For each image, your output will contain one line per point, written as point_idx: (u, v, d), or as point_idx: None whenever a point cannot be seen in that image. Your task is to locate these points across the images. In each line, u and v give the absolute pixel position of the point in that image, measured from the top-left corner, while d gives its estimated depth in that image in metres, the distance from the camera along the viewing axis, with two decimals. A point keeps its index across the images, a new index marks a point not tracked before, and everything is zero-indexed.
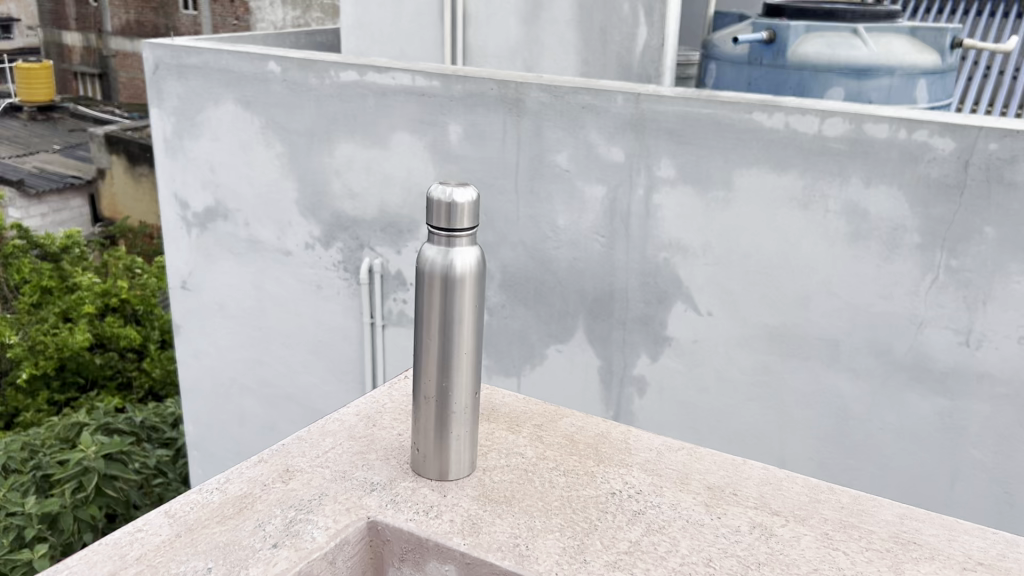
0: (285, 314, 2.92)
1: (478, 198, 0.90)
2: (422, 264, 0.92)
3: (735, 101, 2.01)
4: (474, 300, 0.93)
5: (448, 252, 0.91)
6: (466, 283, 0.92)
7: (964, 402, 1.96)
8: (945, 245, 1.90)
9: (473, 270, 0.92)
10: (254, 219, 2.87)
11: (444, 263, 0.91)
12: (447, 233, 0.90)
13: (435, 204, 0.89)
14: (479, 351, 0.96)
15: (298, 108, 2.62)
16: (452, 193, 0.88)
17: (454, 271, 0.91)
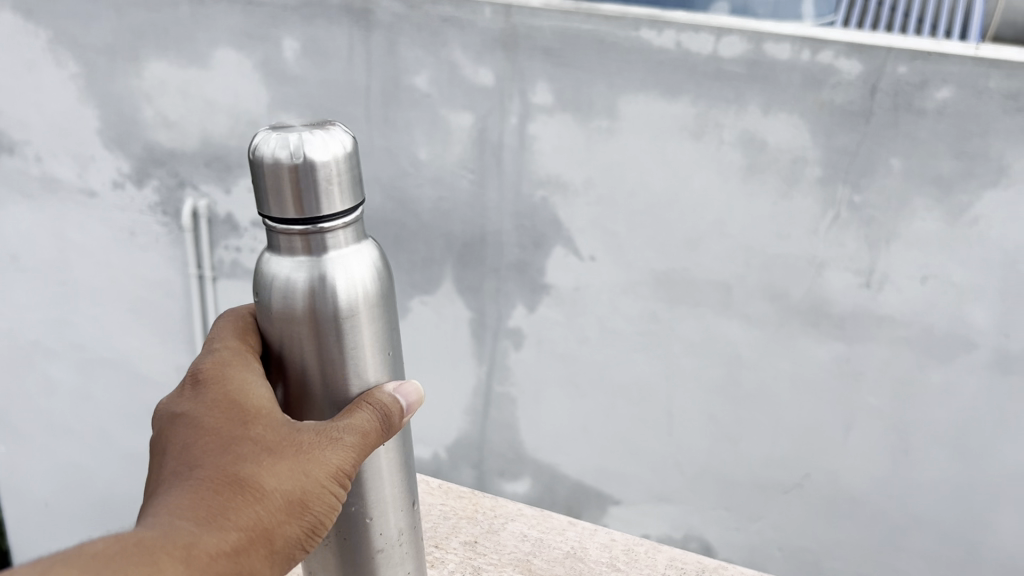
0: (93, 265, 2.48)
1: (346, 154, 0.58)
2: (281, 291, 0.61)
3: (619, 15, 1.75)
4: (375, 345, 0.64)
5: (323, 257, 0.60)
6: (363, 303, 0.62)
7: (862, 345, 1.87)
8: (849, 179, 1.75)
9: (368, 291, 0.62)
10: (47, 154, 2.38)
11: (317, 282, 0.60)
12: (314, 228, 0.58)
13: (279, 183, 0.56)
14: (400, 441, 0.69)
15: (93, 18, 2.16)
16: (309, 153, 0.56)
17: (346, 291, 0.61)
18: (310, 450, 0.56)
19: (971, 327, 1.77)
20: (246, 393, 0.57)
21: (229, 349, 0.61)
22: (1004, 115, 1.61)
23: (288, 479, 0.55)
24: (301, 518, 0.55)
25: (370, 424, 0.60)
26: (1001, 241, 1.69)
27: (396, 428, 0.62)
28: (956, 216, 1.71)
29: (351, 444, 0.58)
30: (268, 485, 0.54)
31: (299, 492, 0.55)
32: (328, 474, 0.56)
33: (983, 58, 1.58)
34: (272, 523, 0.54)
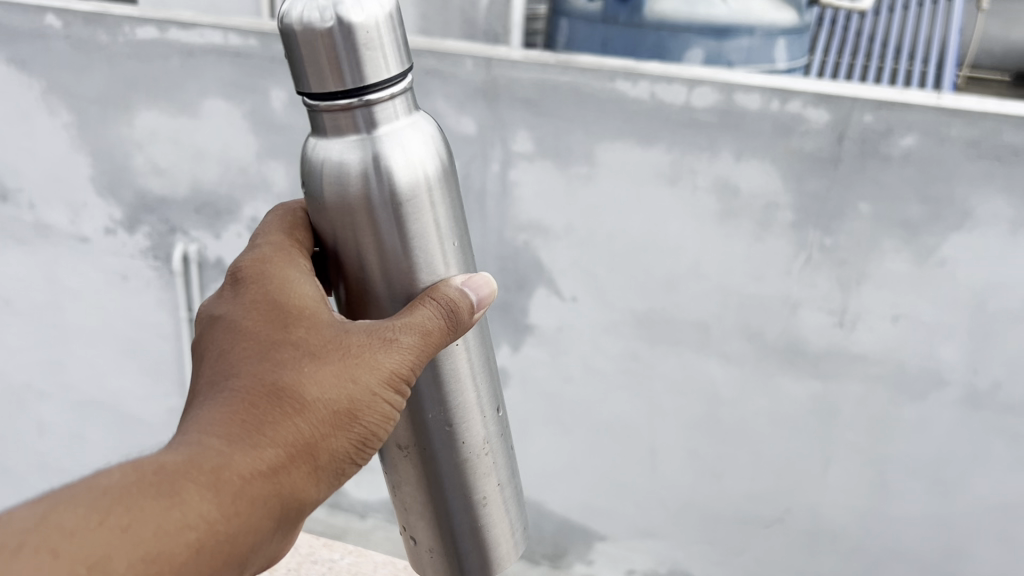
0: (85, 309, 2.51)
1: (380, 13, 0.69)
2: (342, 177, 0.74)
3: (595, 66, 1.81)
4: (439, 218, 0.78)
5: (376, 138, 0.73)
6: (422, 183, 0.76)
7: (837, 383, 1.91)
8: (819, 222, 1.80)
9: (430, 165, 0.76)
10: (40, 201, 2.42)
11: (373, 163, 0.73)
12: (363, 100, 0.71)
13: (323, 50, 0.68)
14: (490, 363, 0.91)
15: (86, 70, 2.21)
16: (344, 14, 0.68)
17: (403, 170, 0.74)
18: (358, 358, 0.73)
19: (942, 365, 1.82)
20: (305, 305, 0.74)
21: (290, 263, 0.77)
22: (967, 161, 1.66)
23: (329, 390, 0.71)
24: (347, 418, 0.72)
25: (426, 324, 0.75)
26: (969, 281, 1.74)
27: (463, 318, 0.77)
28: (924, 258, 1.76)
29: (398, 346, 0.74)
30: (313, 396, 0.70)
31: (345, 395, 0.72)
32: (373, 378, 0.73)
33: (945, 106, 1.64)
34: (315, 430, 0.71)
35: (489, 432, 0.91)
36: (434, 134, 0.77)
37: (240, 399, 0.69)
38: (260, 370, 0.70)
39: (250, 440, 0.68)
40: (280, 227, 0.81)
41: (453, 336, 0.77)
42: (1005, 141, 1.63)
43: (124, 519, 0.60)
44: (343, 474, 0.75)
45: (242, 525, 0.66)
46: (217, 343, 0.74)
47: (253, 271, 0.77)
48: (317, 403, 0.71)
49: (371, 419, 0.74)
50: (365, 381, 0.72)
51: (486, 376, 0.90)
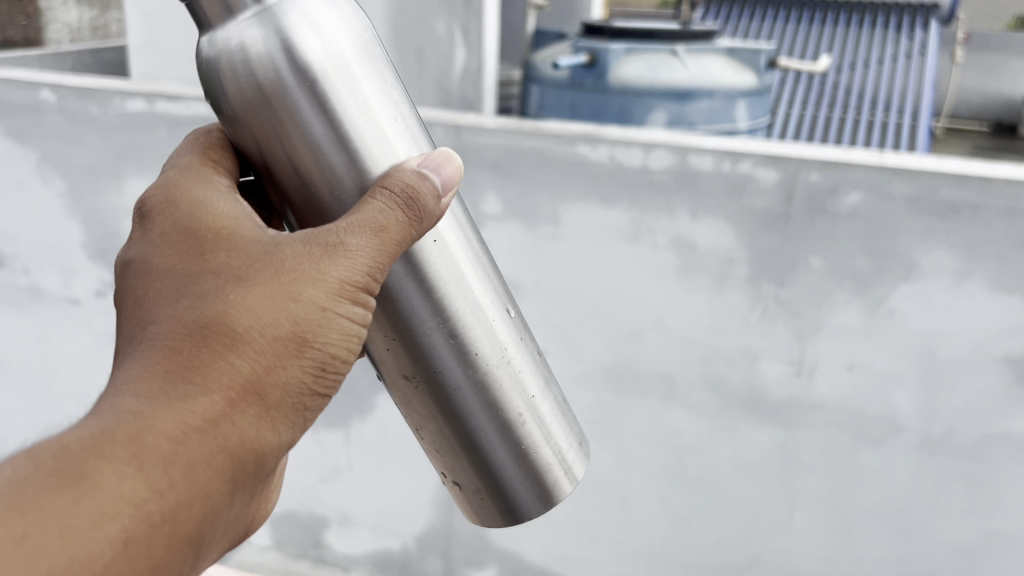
0: (76, 370, 2.58)
1: None
2: (251, 70, 0.79)
3: (557, 132, 1.92)
4: (368, 94, 0.82)
5: (274, 15, 0.78)
6: (337, 58, 0.80)
7: (799, 430, 1.97)
8: (773, 276, 1.88)
9: (343, 36, 0.81)
10: (34, 266, 2.51)
11: (284, 37, 0.78)
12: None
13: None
14: (484, 267, 0.94)
15: (80, 141, 2.33)
16: None
17: (310, 45, 0.79)
18: (293, 274, 0.75)
19: (897, 411, 1.88)
20: (231, 228, 0.76)
21: (215, 192, 0.80)
22: (909, 217, 1.76)
23: (263, 317, 0.74)
24: (296, 343, 0.75)
25: (382, 217, 0.78)
26: (918, 330, 1.82)
27: (417, 197, 0.80)
28: (874, 308, 1.83)
29: (347, 248, 0.77)
30: (246, 325, 0.73)
31: (286, 317, 0.75)
32: (316, 295, 0.75)
33: (886, 166, 1.74)
34: (256, 365, 0.74)
35: (504, 337, 0.94)
36: (340, 12, 0.82)
37: (163, 346, 0.71)
38: (181, 314, 0.73)
39: (178, 389, 0.70)
40: (199, 163, 0.84)
41: (417, 227, 0.81)
42: (943, 198, 1.72)
43: (27, 525, 0.61)
44: (308, 401, 0.79)
45: (185, 476, 0.69)
46: (134, 290, 0.76)
47: (162, 202, 0.80)
48: (252, 335, 0.73)
49: (323, 336, 0.77)
50: (310, 296, 0.75)
51: (486, 281, 0.93)
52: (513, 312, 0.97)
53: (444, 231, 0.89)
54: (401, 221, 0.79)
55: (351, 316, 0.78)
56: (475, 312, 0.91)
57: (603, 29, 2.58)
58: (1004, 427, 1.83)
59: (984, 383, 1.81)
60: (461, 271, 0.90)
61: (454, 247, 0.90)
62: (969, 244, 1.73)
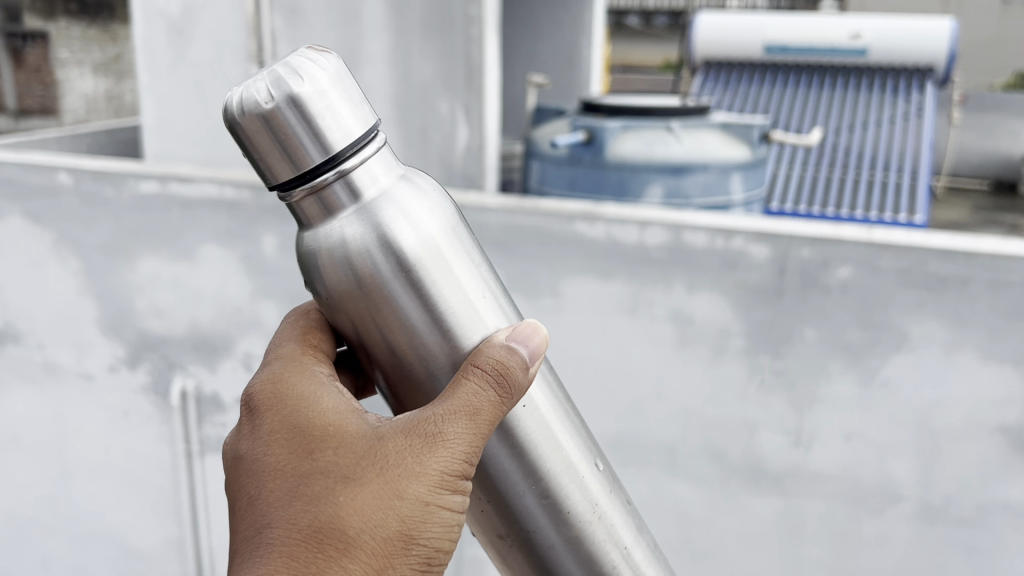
0: (88, 443, 2.61)
1: (320, 72, 0.66)
2: (343, 260, 0.69)
3: (556, 210, 1.98)
4: (466, 270, 0.72)
5: (368, 204, 0.69)
6: (431, 238, 0.70)
7: (799, 500, 1.99)
8: (769, 348, 1.92)
9: (432, 211, 0.71)
10: (49, 343, 2.57)
11: (375, 224, 0.68)
12: (337, 170, 0.67)
13: (283, 132, 0.65)
14: (575, 412, 0.80)
15: (95, 221, 2.42)
16: (288, 88, 0.65)
17: (402, 227, 0.69)
18: (396, 470, 0.68)
19: (895, 480, 1.91)
20: (333, 423, 0.70)
21: (314, 385, 0.73)
22: (899, 290, 1.80)
23: (372, 518, 0.67)
24: (406, 542, 0.68)
25: (475, 398, 0.69)
26: (912, 400, 1.85)
27: (516, 373, 0.70)
28: (869, 379, 1.87)
29: (446, 439, 0.69)
30: (355, 530, 0.66)
31: (394, 515, 0.67)
32: (422, 491, 0.68)
33: (873, 241, 1.79)
34: (365, 566, 0.67)
35: (601, 492, 0.77)
36: (426, 189, 0.72)
37: (276, 558, 0.65)
38: (290, 519, 0.66)
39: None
40: (297, 349, 0.77)
41: (513, 403, 0.71)
42: (931, 271, 1.77)
43: None
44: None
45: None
46: (242, 490, 0.70)
47: (268, 396, 0.74)
48: (362, 536, 0.66)
49: (431, 533, 0.69)
50: (413, 491, 0.68)
51: (576, 428, 0.78)
52: (606, 462, 0.80)
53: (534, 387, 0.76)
54: (500, 404, 0.70)
55: (457, 508, 0.70)
56: (566, 466, 0.76)
57: (599, 107, 2.72)
58: (1002, 496, 1.84)
59: (979, 451, 1.83)
60: (547, 420, 0.76)
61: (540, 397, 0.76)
62: (959, 315, 1.77)
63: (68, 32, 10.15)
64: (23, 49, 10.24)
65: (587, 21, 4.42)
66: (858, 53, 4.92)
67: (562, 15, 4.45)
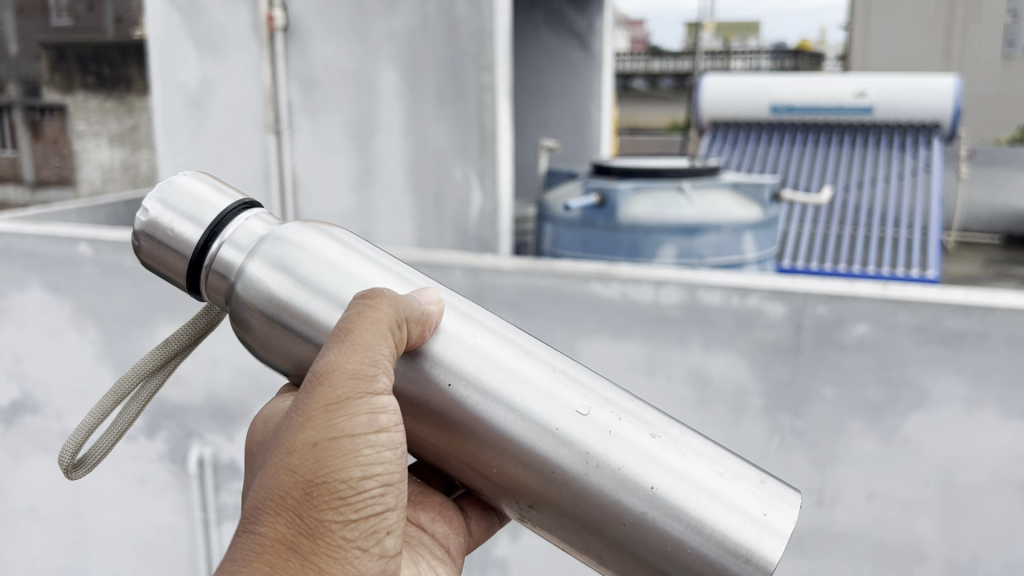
0: (105, 513, 2.60)
1: (180, 182, 0.61)
2: (252, 296, 0.59)
3: (571, 272, 2.00)
4: (364, 265, 0.59)
5: (251, 243, 0.60)
6: (317, 248, 0.59)
7: (824, 561, 1.95)
8: (788, 407, 1.91)
9: (315, 228, 0.60)
10: (68, 412, 2.57)
11: (256, 258, 0.59)
12: (214, 242, 0.60)
13: (164, 231, 0.60)
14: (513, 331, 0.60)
15: (115, 291, 2.45)
16: (152, 207, 0.60)
17: (292, 251, 0.59)
18: (287, 428, 0.56)
19: (920, 538, 1.88)
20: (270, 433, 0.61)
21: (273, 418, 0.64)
22: (917, 346, 1.80)
23: (270, 481, 0.55)
24: (320, 490, 0.55)
25: (351, 318, 0.56)
26: (934, 458, 1.83)
27: (389, 303, 0.55)
28: (889, 436, 1.86)
29: (324, 374, 0.55)
30: (255, 499, 0.55)
31: (292, 471, 0.55)
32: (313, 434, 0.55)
33: (889, 297, 1.79)
34: (270, 528, 0.54)
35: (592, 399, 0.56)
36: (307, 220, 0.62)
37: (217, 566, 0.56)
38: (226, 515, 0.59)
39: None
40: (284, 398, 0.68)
41: (394, 314, 0.55)
42: (948, 326, 1.77)
43: None
44: (358, 538, 0.56)
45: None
46: None
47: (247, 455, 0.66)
48: (258, 501, 0.55)
49: (335, 473, 0.55)
50: (298, 435, 0.55)
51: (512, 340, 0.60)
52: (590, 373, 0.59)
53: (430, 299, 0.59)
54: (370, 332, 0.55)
55: (358, 438, 0.55)
56: (543, 396, 0.56)
57: (610, 170, 2.76)
58: None
59: (1005, 508, 1.81)
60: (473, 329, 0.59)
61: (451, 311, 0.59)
62: (978, 371, 1.76)
63: (86, 105, 10.37)
64: (43, 122, 10.47)
65: (598, 88, 4.52)
66: (864, 111, 4.95)
67: (573, 82, 4.54)
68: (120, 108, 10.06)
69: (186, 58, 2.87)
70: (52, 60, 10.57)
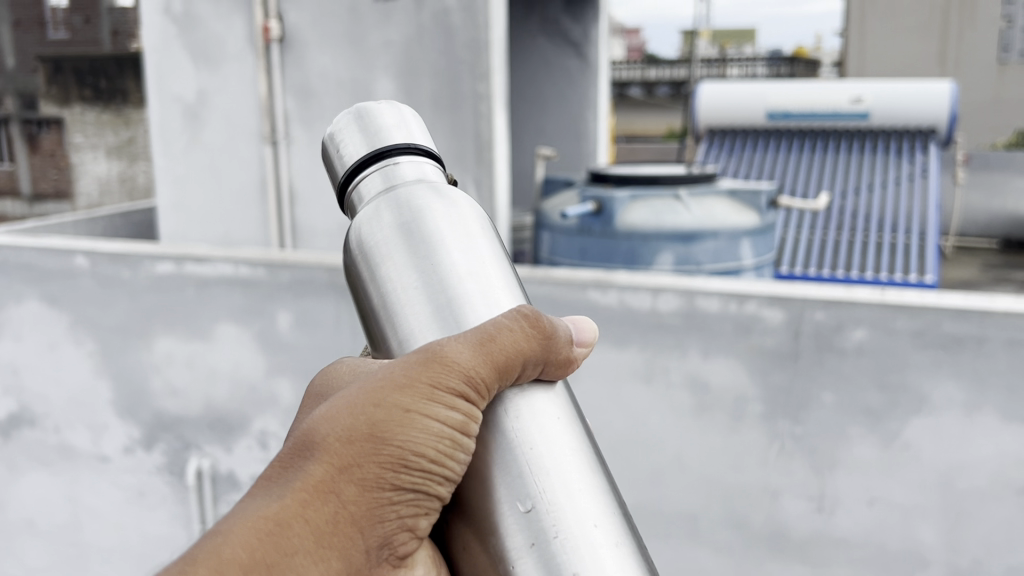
0: (102, 526, 2.58)
1: (375, 105, 0.59)
2: (363, 222, 0.55)
3: (569, 279, 2.00)
4: (488, 267, 0.53)
5: (389, 181, 0.57)
6: (451, 228, 0.53)
7: (826, 568, 1.94)
8: (787, 413, 1.91)
9: (457, 212, 0.54)
10: (65, 424, 2.56)
11: (387, 198, 0.55)
12: (373, 166, 0.58)
13: (339, 141, 0.60)
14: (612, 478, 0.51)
15: (112, 303, 2.44)
16: (344, 122, 0.60)
17: (413, 205, 0.54)
18: (382, 379, 0.50)
19: (921, 544, 1.87)
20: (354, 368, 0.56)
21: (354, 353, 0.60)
22: (915, 350, 1.79)
23: (338, 428, 0.50)
24: (382, 458, 0.50)
25: (492, 326, 0.49)
26: (935, 463, 1.83)
27: (544, 333, 0.50)
28: (890, 441, 1.85)
29: (443, 350, 0.49)
30: (318, 434, 0.50)
31: (367, 425, 0.50)
32: (405, 403, 0.50)
33: (887, 302, 1.79)
34: (324, 468, 0.50)
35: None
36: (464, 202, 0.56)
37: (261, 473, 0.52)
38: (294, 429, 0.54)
39: (247, 500, 0.51)
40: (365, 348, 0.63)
41: (544, 347, 0.50)
42: (947, 331, 1.76)
43: None
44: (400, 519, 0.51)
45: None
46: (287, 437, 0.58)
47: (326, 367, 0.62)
48: (323, 434, 0.50)
49: (410, 444, 0.50)
50: (394, 394, 0.50)
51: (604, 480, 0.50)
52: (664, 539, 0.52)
53: (540, 404, 0.50)
54: (520, 346, 0.49)
55: (450, 430, 0.48)
56: (566, 508, 0.48)
57: (607, 177, 2.76)
58: None
59: (1006, 513, 1.80)
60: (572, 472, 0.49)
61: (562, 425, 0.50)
62: (977, 374, 1.76)
63: (83, 118, 10.39)
64: (39, 135, 10.49)
65: (595, 96, 4.53)
66: (860, 117, 4.98)
67: (568, 89, 4.56)
68: (117, 120, 10.09)
69: (182, 70, 2.87)
70: (49, 73, 10.59)
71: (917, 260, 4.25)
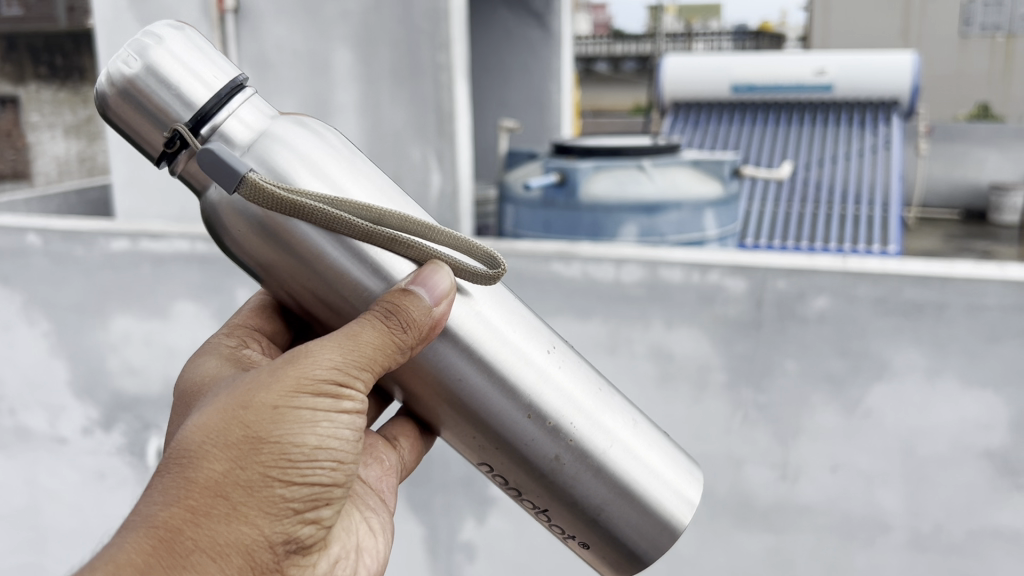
0: (61, 510, 2.53)
1: (169, 51, 0.73)
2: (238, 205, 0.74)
3: (532, 251, 1.98)
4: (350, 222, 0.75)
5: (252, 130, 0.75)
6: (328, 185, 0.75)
7: (790, 535, 1.95)
8: (750, 382, 1.91)
9: (321, 159, 0.76)
10: (21, 407, 2.50)
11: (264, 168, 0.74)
12: (209, 124, 0.74)
13: (159, 73, 0.72)
14: (576, 366, 0.84)
15: (66, 282, 2.39)
16: (149, 59, 0.72)
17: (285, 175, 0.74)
18: (255, 392, 0.70)
19: (884, 510, 1.89)
20: (222, 389, 0.73)
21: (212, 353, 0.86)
22: (876, 318, 1.80)
23: (214, 435, 0.68)
24: (259, 456, 0.69)
25: (356, 325, 0.73)
26: (897, 429, 1.84)
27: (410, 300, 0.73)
28: (852, 408, 1.86)
29: (309, 358, 0.72)
30: (195, 444, 0.68)
31: (242, 429, 0.69)
32: (278, 401, 0.70)
33: (849, 270, 1.79)
34: (211, 471, 0.67)
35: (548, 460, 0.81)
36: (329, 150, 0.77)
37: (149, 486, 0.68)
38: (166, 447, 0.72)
39: (134, 517, 0.66)
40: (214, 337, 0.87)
41: (404, 335, 0.73)
42: (908, 298, 1.77)
43: None
44: (291, 501, 0.70)
45: None
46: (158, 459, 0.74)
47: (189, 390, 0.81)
48: (204, 446, 0.68)
49: (285, 435, 0.70)
50: (261, 396, 0.70)
51: (571, 368, 0.83)
52: (629, 403, 0.86)
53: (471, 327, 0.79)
54: (376, 324, 0.72)
55: (319, 411, 0.71)
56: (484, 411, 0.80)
57: (571, 148, 2.73)
58: (993, 522, 1.83)
59: (966, 477, 1.82)
60: (548, 378, 0.81)
61: (532, 353, 0.81)
62: (938, 342, 1.77)
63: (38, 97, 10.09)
64: None
65: (558, 65, 4.49)
66: (824, 89, 4.98)
67: (531, 60, 4.51)
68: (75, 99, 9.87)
69: None
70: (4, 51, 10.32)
71: (883, 232, 4.28)
